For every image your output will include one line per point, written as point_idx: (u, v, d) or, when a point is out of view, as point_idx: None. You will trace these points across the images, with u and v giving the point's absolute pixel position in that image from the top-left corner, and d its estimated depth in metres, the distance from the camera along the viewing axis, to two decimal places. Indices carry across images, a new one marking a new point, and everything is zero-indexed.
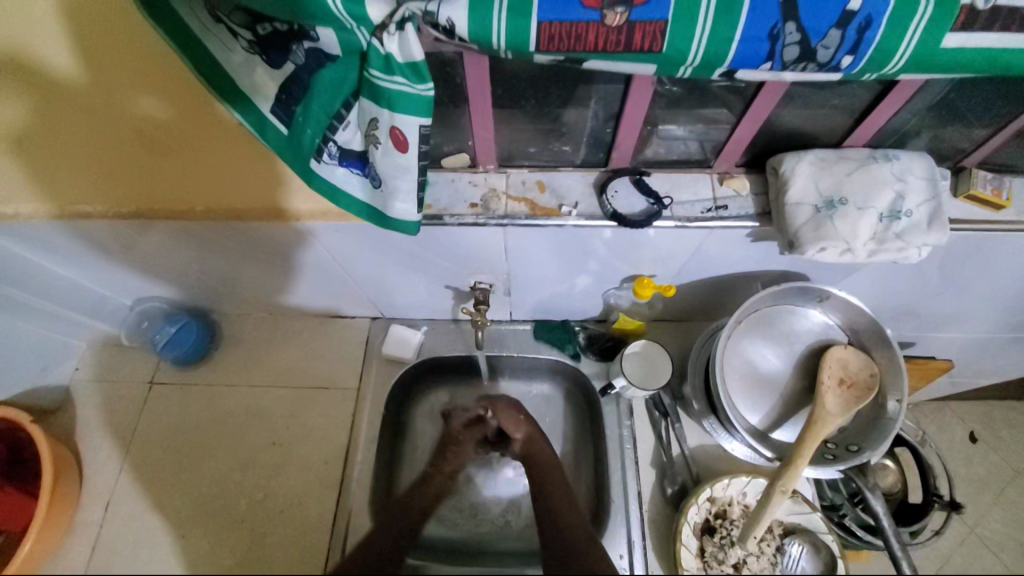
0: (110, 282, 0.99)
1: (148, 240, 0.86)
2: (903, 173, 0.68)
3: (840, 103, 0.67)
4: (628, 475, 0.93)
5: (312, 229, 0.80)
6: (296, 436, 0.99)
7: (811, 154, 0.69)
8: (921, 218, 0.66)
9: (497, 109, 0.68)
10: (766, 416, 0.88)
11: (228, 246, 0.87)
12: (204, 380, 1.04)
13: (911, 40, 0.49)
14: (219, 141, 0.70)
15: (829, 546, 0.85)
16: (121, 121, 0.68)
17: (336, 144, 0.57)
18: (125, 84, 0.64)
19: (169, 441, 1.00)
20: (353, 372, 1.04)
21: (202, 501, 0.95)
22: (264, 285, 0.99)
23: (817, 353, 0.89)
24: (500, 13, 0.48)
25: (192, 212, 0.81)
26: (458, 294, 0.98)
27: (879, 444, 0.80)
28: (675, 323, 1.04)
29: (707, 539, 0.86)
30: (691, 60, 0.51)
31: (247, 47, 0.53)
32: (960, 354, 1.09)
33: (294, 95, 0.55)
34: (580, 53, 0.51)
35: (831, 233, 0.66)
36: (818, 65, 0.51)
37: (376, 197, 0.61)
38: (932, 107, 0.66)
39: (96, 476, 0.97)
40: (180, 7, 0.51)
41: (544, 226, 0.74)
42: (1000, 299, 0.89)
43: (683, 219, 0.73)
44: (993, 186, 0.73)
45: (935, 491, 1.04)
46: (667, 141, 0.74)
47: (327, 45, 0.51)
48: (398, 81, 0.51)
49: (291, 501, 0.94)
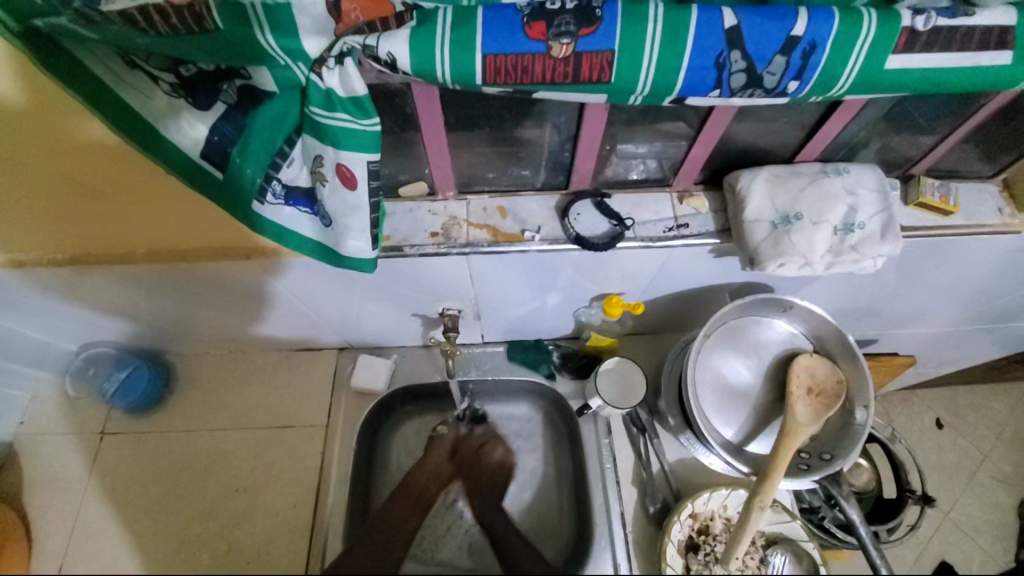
0: (54, 329, 0.91)
1: (90, 284, 0.80)
2: (854, 186, 0.69)
3: (790, 119, 0.67)
4: (610, 495, 0.92)
5: (266, 265, 0.77)
6: (260, 482, 0.94)
7: (765, 171, 0.70)
8: (874, 229, 0.68)
9: (451, 135, 0.66)
10: (740, 429, 0.88)
11: (180, 287, 0.82)
12: (161, 426, 0.98)
13: (853, 64, 0.50)
14: (157, 180, 0.67)
15: (810, 554, 0.85)
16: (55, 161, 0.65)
17: (280, 181, 0.55)
18: (49, 127, 0.61)
19: (124, 496, 0.92)
20: (321, 408, 0.99)
21: (163, 559, 0.88)
22: (222, 322, 0.93)
23: (785, 362, 0.90)
24: (442, 46, 0.47)
25: (134, 254, 0.75)
26: (426, 321, 0.95)
27: (851, 452, 0.81)
28: (648, 336, 1.04)
29: (691, 557, 0.84)
30: (640, 89, 0.50)
31: (169, 90, 0.50)
32: (923, 347, 1.12)
33: (227, 135, 0.52)
34: (528, 85, 0.50)
35: (789, 248, 0.66)
36: (766, 90, 0.51)
37: (328, 235, 0.59)
38: (877, 119, 0.68)
39: (43, 541, 0.88)
40: (89, 61, 0.49)
41: (507, 252, 0.72)
42: (956, 296, 0.92)
43: (647, 239, 0.73)
44: (940, 193, 0.75)
45: (908, 486, 1.07)
46: (626, 160, 0.73)
47: (260, 82, 0.50)
48: (340, 117, 0.49)
49: (258, 551, 0.89)
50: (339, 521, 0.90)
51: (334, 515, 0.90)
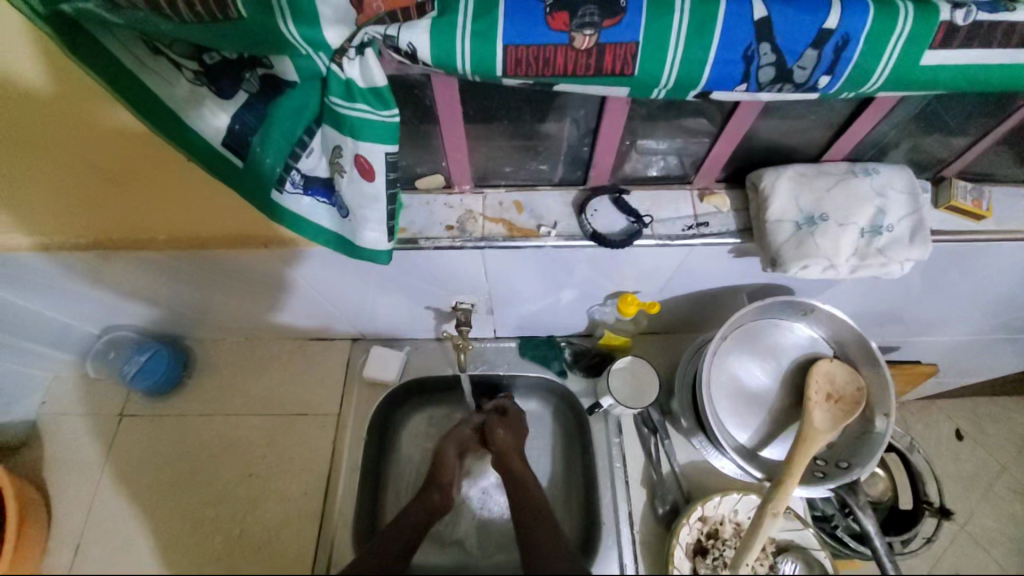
0: (78, 312, 0.93)
1: (112, 270, 0.82)
2: (883, 188, 0.67)
3: (818, 116, 0.65)
4: (618, 495, 0.91)
5: (282, 254, 0.77)
6: (273, 468, 0.95)
7: (790, 170, 0.69)
8: (903, 232, 0.66)
9: (468, 128, 0.66)
10: (754, 434, 0.86)
11: (199, 275, 0.84)
12: (178, 409, 1.00)
13: (889, 59, 0.48)
14: (179, 169, 0.69)
15: (822, 564, 0.83)
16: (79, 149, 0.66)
17: (299, 172, 0.55)
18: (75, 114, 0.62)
19: (142, 476, 0.95)
20: (333, 397, 1.01)
21: (178, 538, 0.90)
22: (239, 309, 0.95)
23: (803, 366, 0.88)
24: (463, 36, 0.46)
25: (154, 241, 0.77)
26: (439, 314, 0.95)
27: (869, 462, 0.79)
28: (662, 336, 1.02)
29: (699, 561, 0.83)
30: (664, 83, 0.49)
31: (193, 78, 0.51)
32: (947, 355, 1.08)
33: (248, 125, 0.52)
34: (549, 77, 0.49)
35: (813, 250, 0.64)
36: (795, 85, 0.50)
37: (344, 226, 0.59)
38: (910, 119, 0.66)
39: (65, 517, 0.91)
40: (114, 48, 0.49)
41: (522, 247, 0.72)
42: (984, 304, 0.89)
43: (665, 237, 0.71)
44: (972, 196, 0.73)
45: (925, 497, 1.03)
46: (646, 157, 0.72)
47: (281, 72, 0.50)
48: (359, 107, 0.49)
49: (269, 535, 0.90)
50: (347, 508, 0.91)
51: (344, 503, 0.91)
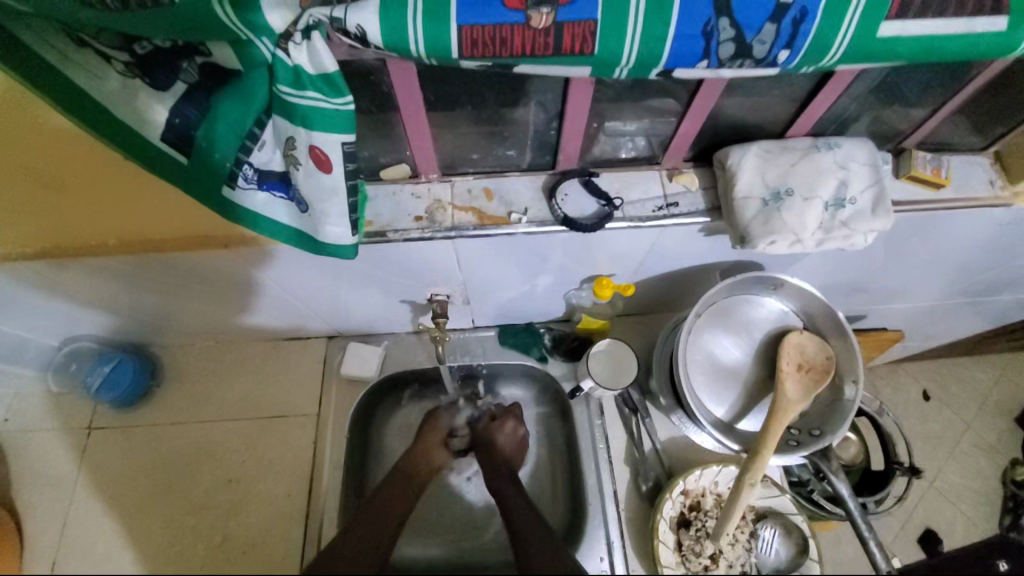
0: (40, 326, 0.89)
1: (71, 281, 0.78)
2: (846, 161, 0.68)
3: (781, 92, 0.66)
4: (602, 475, 0.92)
5: (246, 254, 0.74)
6: (253, 472, 0.93)
7: (756, 146, 0.69)
8: (866, 204, 0.67)
9: (431, 115, 0.64)
10: (731, 408, 0.88)
11: (165, 280, 0.80)
12: (149, 420, 0.96)
13: (845, 31, 0.48)
14: (145, 189, 0.71)
15: (799, 527, 0.87)
16: (26, 152, 0.69)
17: (252, 166, 0.52)
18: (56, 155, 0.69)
19: (115, 488, 0.92)
20: (311, 397, 0.99)
21: (159, 550, 0.88)
22: (208, 313, 0.91)
23: (776, 340, 0.89)
24: (415, 16, 0.44)
25: (105, 246, 0.71)
26: (414, 307, 0.93)
27: (840, 427, 0.82)
28: (640, 316, 1.03)
29: (682, 533, 0.86)
30: (625, 62, 0.48)
31: (123, 70, 0.48)
32: (911, 321, 1.12)
33: (190, 119, 0.49)
34: (507, 58, 0.47)
35: (780, 225, 0.65)
36: (755, 61, 0.49)
37: (305, 222, 0.56)
38: (869, 92, 0.66)
39: (37, 535, 0.88)
40: (34, 41, 0.48)
41: (494, 235, 0.71)
42: (945, 270, 0.92)
43: (636, 219, 0.71)
44: (932, 166, 0.74)
45: (896, 459, 1.07)
46: (614, 138, 0.71)
47: (222, 60, 0.48)
48: (310, 95, 0.47)
49: (253, 541, 0.89)
50: (332, 509, 0.90)
51: (327, 504, 0.90)
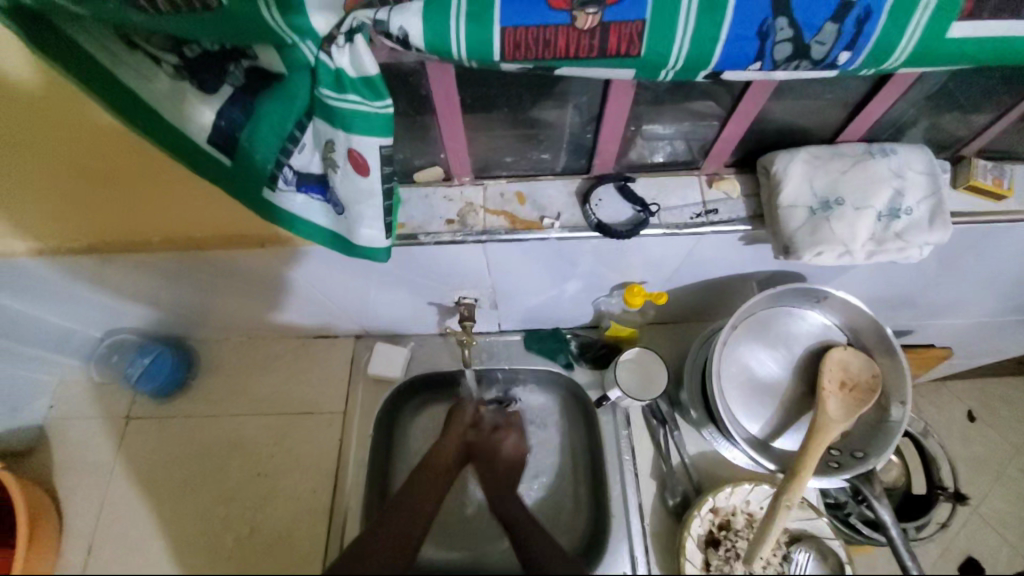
0: (84, 317, 0.92)
1: (112, 273, 0.81)
2: (901, 169, 0.64)
3: (833, 96, 0.63)
4: (627, 487, 0.90)
5: (280, 253, 0.76)
6: (280, 466, 0.95)
7: (804, 152, 0.66)
8: (922, 215, 0.63)
9: (467, 118, 0.63)
10: (766, 425, 0.84)
11: (204, 278, 0.83)
12: (183, 412, 0.99)
13: (912, 32, 0.45)
14: (178, 179, 0.68)
15: (835, 553, 0.82)
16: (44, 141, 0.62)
17: (292, 168, 0.53)
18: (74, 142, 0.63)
19: (149, 477, 0.94)
20: (338, 395, 1.00)
21: (189, 540, 0.90)
22: (240, 309, 0.93)
23: (816, 355, 0.85)
24: (459, 18, 0.44)
25: (150, 244, 0.76)
26: (441, 310, 0.93)
27: (885, 451, 0.77)
28: (670, 325, 1.00)
29: (711, 552, 0.82)
30: (672, 64, 0.47)
31: (172, 72, 0.49)
32: (960, 338, 1.06)
33: (235, 120, 0.50)
34: (550, 60, 0.47)
35: (828, 236, 0.62)
36: (812, 62, 0.47)
37: (340, 224, 0.57)
38: (929, 97, 0.63)
39: (75, 519, 0.90)
40: (80, 37, 0.48)
41: (525, 240, 0.70)
42: (1001, 286, 0.86)
43: (672, 226, 0.69)
44: (993, 175, 0.70)
45: (939, 483, 1.01)
46: (651, 143, 0.70)
47: (267, 63, 0.48)
48: (351, 99, 0.47)
49: (279, 535, 0.90)
50: (356, 508, 0.90)
51: (351, 502, 0.91)
